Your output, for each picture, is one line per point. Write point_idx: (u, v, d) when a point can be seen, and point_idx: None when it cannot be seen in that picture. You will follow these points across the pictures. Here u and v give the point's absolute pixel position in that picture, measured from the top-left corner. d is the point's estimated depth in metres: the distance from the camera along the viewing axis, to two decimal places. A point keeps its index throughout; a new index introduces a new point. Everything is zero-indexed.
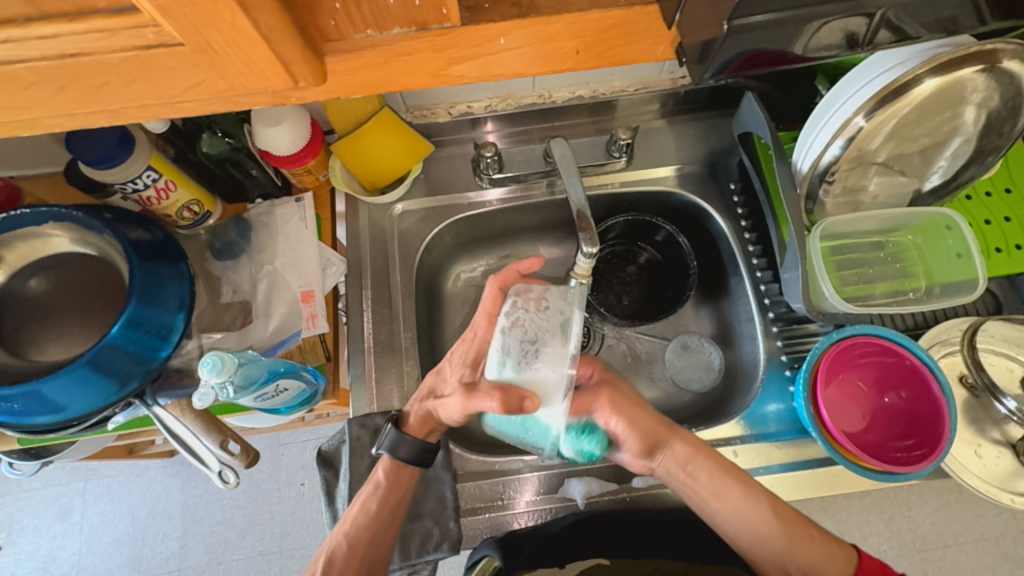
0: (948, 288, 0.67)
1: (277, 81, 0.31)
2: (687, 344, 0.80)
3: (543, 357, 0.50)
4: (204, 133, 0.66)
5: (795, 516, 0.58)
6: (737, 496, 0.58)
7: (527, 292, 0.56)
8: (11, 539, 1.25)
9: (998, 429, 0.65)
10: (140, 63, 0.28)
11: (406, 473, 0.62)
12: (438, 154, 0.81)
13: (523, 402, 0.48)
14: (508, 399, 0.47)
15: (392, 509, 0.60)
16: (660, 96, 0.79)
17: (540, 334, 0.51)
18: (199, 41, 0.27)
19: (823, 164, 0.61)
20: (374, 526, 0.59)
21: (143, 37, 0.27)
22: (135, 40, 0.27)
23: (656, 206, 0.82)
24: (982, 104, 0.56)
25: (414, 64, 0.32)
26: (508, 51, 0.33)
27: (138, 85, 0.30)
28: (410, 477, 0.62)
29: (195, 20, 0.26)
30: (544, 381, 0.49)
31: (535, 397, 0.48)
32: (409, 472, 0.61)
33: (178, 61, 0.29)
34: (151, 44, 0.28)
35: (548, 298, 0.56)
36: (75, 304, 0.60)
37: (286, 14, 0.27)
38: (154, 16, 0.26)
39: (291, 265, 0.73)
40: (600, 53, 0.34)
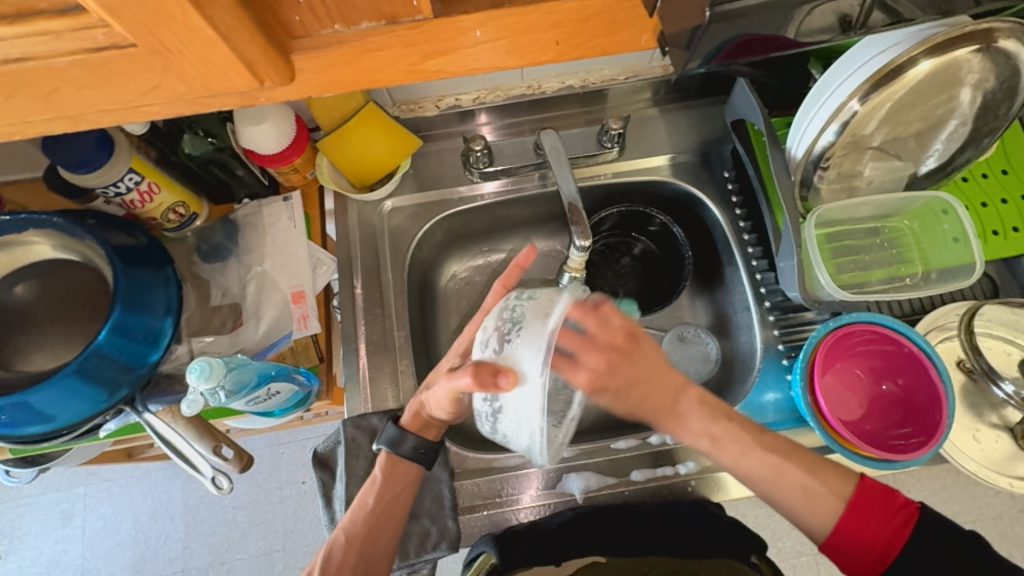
0: (945, 273, 0.66)
1: (240, 82, 0.30)
2: (684, 336, 0.79)
3: (522, 339, 0.49)
4: (185, 134, 0.65)
5: (800, 461, 0.54)
6: (738, 451, 0.55)
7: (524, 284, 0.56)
8: (14, 545, 1.25)
9: (996, 413, 0.65)
10: (94, 67, 0.27)
11: (402, 470, 0.61)
12: (427, 149, 0.79)
13: (497, 383, 0.46)
14: (483, 381, 0.46)
15: (388, 501, 0.59)
16: (651, 84, 0.77)
17: (523, 319, 0.50)
18: (152, 41, 0.26)
19: (817, 151, 0.60)
20: (371, 520, 0.58)
21: (94, 39, 0.26)
22: (85, 42, 0.26)
23: (650, 196, 0.81)
24: (978, 85, 0.55)
25: (386, 60, 0.31)
26: (483, 44, 0.32)
27: (91, 90, 0.29)
28: (409, 472, 0.61)
29: (146, 19, 0.25)
30: (521, 364, 0.48)
31: (510, 373, 0.47)
32: (406, 468, 0.61)
33: (133, 64, 0.28)
34: (102, 45, 0.26)
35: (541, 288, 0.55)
36: (60, 312, 0.59)
37: (243, 10, 0.26)
38: (102, 16, 0.25)
39: (280, 266, 0.72)
40: (578, 44, 0.33)
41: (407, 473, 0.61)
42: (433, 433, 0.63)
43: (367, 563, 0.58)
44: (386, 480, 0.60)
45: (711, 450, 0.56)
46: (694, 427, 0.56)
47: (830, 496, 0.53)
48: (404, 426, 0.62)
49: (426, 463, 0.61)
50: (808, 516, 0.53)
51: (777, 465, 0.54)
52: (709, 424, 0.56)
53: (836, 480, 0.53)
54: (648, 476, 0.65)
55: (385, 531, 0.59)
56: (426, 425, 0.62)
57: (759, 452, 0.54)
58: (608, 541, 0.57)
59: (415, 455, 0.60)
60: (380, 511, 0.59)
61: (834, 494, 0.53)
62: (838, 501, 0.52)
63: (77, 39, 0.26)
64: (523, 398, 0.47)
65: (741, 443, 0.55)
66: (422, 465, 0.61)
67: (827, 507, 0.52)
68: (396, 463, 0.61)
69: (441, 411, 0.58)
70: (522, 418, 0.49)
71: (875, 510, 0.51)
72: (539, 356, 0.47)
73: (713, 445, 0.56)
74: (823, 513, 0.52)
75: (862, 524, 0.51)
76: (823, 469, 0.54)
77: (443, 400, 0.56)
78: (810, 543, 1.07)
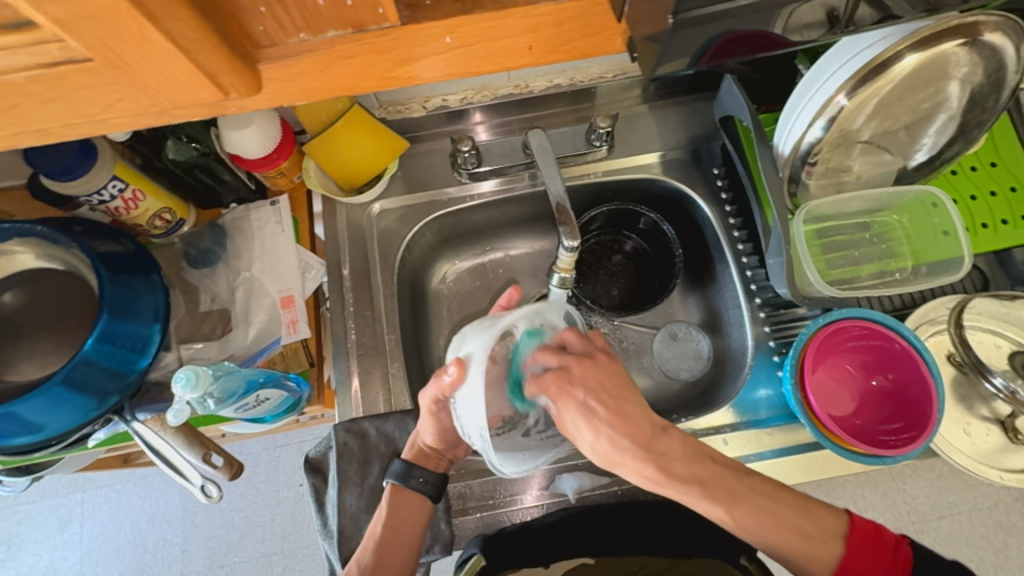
0: (934, 267, 0.66)
1: (205, 93, 0.29)
2: (676, 333, 0.80)
3: (474, 338, 0.52)
4: (168, 140, 0.64)
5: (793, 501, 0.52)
6: (728, 496, 0.50)
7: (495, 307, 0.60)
8: (12, 552, 1.24)
9: (986, 406, 0.65)
10: (55, 81, 0.27)
11: (409, 501, 0.60)
12: (415, 150, 0.79)
13: (448, 373, 0.51)
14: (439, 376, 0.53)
15: (394, 532, 0.58)
16: (640, 81, 0.77)
17: (477, 324, 0.55)
18: (110, 55, 0.26)
19: (805, 146, 0.60)
20: (379, 549, 0.58)
21: (49, 54, 0.25)
22: (39, 57, 0.26)
23: (640, 194, 0.81)
24: (966, 78, 0.55)
25: (357, 68, 0.31)
26: (456, 49, 0.31)
27: (53, 104, 0.28)
28: (416, 505, 0.60)
29: (103, 34, 0.24)
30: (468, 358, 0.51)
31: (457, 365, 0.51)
32: (415, 502, 0.60)
33: (94, 78, 0.27)
34: (57, 60, 0.26)
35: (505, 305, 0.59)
36: (45, 322, 0.59)
37: (204, 22, 0.26)
38: (55, 31, 0.24)
39: (269, 270, 0.72)
40: (555, 48, 0.33)
41: (414, 505, 0.60)
42: (434, 464, 0.62)
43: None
44: (392, 512, 0.59)
45: (698, 498, 0.51)
46: (678, 470, 0.51)
47: (827, 540, 0.51)
48: (410, 459, 0.61)
49: (433, 496, 0.60)
50: (812, 565, 0.50)
51: (770, 509, 0.51)
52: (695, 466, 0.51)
53: (832, 525, 0.51)
54: None
55: (395, 559, 0.58)
56: (425, 456, 0.62)
57: (749, 496, 0.51)
58: (602, 539, 0.57)
59: (421, 487, 0.60)
60: (389, 539, 0.58)
61: (829, 541, 0.51)
62: (834, 549, 0.50)
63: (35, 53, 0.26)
64: (468, 393, 0.50)
65: (728, 485, 0.51)
66: (428, 497, 0.60)
67: (825, 550, 0.50)
68: (402, 494, 0.60)
69: (430, 435, 0.60)
70: (469, 413, 0.50)
71: (874, 551, 0.50)
72: (483, 347, 0.51)
73: (702, 493, 0.51)
74: (823, 561, 0.50)
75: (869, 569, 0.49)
76: (817, 512, 0.52)
77: (425, 417, 0.59)
78: None
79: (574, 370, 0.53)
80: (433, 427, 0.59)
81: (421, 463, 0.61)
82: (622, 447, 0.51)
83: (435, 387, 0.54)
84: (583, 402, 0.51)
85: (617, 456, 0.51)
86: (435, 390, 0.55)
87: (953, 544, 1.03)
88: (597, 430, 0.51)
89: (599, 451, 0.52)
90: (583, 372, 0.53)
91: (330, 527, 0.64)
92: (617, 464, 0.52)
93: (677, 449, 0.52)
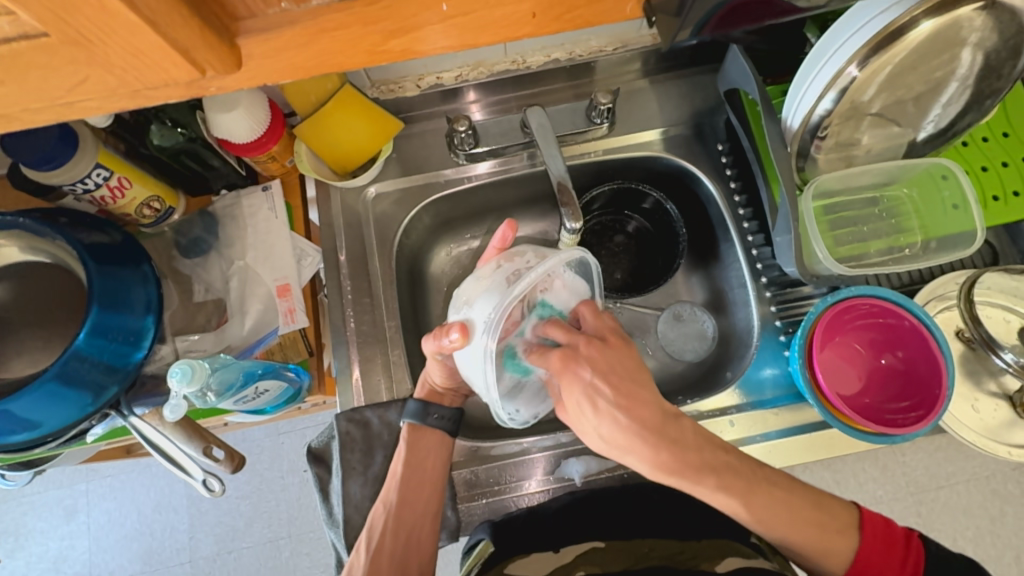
0: (944, 243, 0.64)
1: (179, 73, 0.28)
2: (680, 314, 0.78)
3: (480, 301, 0.53)
4: (152, 125, 0.61)
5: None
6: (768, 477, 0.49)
7: (515, 259, 0.57)
8: (20, 543, 1.25)
9: (995, 380, 0.64)
10: (7, 61, 0.25)
11: (428, 438, 0.61)
12: (409, 131, 0.76)
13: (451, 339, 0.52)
14: (439, 337, 0.53)
15: (417, 469, 0.59)
16: (640, 54, 0.74)
17: (488, 282, 0.54)
18: (68, 30, 0.24)
19: (814, 119, 0.57)
20: (404, 489, 0.58)
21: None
22: None
23: (642, 171, 0.79)
24: (980, 44, 0.52)
25: (344, 42, 0.29)
26: (451, 19, 0.29)
27: (10, 87, 0.27)
28: (435, 441, 0.61)
29: (56, 4, 0.23)
30: (472, 322, 0.52)
31: (462, 332, 0.51)
32: (434, 438, 0.61)
33: (51, 56, 0.25)
34: (11, 37, 0.25)
35: (519, 253, 0.58)
36: (34, 315, 0.57)
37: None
38: (3, 2, 0.23)
39: (263, 259, 0.70)
40: (560, 15, 0.30)
41: (433, 443, 0.61)
42: (449, 401, 0.63)
43: (408, 530, 0.57)
44: (411, 451, 0.59)
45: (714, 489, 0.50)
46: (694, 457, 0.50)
47: (843, 534, 0.50)
48: (423, 398, 0.62)
49: (451, 431, 0.61)
50: (826, 558, 0.50)
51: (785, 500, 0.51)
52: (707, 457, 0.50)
53: (845, 517, 0.51)
54: None
55: (421, 495, 0.59)
56: (438, 395, 0.63)
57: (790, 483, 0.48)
58: (609, 527, 0.56)
59: (438, 423, 0.60)
60: (412, 478, 0.59)
61: (845, 532, 0.50)
62: (851, 539, 0.50)
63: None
64: (475, 355, 0.51)
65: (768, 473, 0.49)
66: (447, 433, 0.61)
67: (841, 543, 0.50)
68: (420, 433, 0.60)
69: (438, 376, 0.60)
70: (477, 376, 0.53)
71: (886, 545, 0.49)
72: (490, 312, 0.51)
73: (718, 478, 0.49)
74: (840, 554, 0.50)
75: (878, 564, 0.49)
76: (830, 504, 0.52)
77: (430, 362, 0.59)
78: None
79: (581, 349, 0.51)
80: (439, 371, 0.59)
81: (434, 401, 0.62)
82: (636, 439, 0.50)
83: (432, 350, 0.55)
84: (589, 383, 0.50)
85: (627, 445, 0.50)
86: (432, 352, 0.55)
87: (951, 513, 1.04)
88: (606, 406, 0.50)
89: (601, 441, 0.51)
90: (592, 352, 0.51)
91: (336, 515, 0.64)
92: (624, 450, 0.50)
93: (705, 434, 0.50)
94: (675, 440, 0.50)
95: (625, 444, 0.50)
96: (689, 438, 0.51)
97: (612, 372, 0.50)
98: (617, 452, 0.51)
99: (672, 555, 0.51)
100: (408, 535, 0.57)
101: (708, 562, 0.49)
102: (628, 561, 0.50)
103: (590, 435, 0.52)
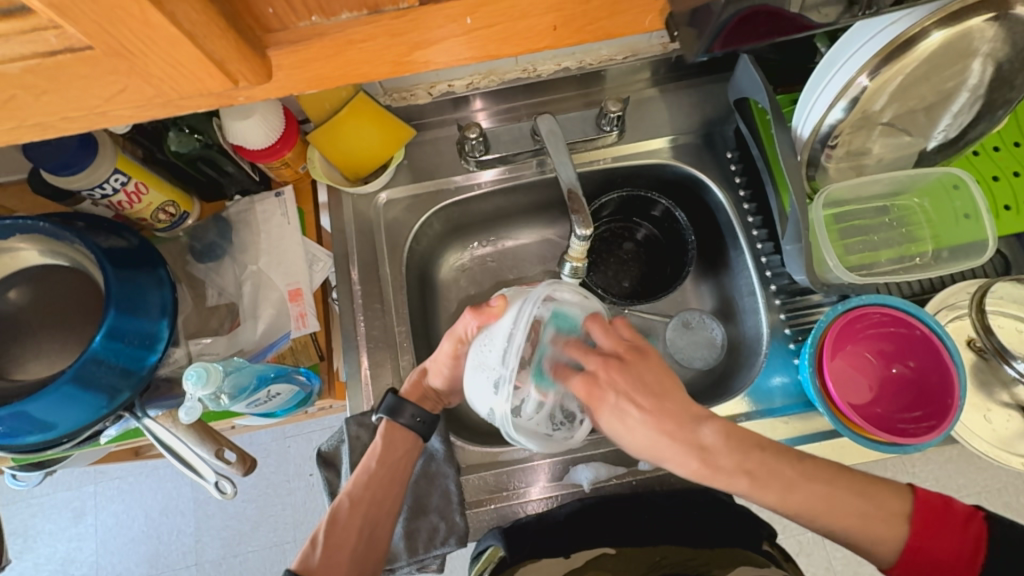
0: (956, 252, 0.64)
1: (212, 83, 0.29)
2: (687, 322, 0.78)
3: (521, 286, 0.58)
4: (170, 131, 0.62)
5: (856, 485, 0.49)
6: (780, 485, 0.49)
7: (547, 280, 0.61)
8: (28, 544, 1.26)
9: (1007, 391, 0.64)
10: (50, 71, 0.26)
11: (402, 438, 0.62)
12: (421, 138, 0.77)
13: (490, 307, 0.55)
14: (479, 310, 0.56)
15: (389, 467, 0.60)
16: (650, 63, 0.75)
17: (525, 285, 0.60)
18: (110, 42, 0.25)
19: (825, 129, 0.57)
20: (374, 484, 0.59)
21: (46, 42, 0.25)
22: (37, 45, 0.25)
23: (651, 179, 0.79)
24: (991, 55, 0.53)
25: (372, 53, 0.30)
26: (475, 31, 0.30)
27: (50, 97, 0.28)
28: (408, 441, 0.62)
29: (99, 17, 0.23)
30: (513, 296, 0.56)
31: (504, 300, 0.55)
32: (407, 437, 0.62)
33: (92, 68, 0.26)
34: (56, 48, 0.25)
35: None
36: (52, 317, 0.58)
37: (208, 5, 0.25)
38: (51, 16, 0.23)
39: (276, 264, 0.71)
40: (580, 27, 0.31)
41: (406, 442, 0.62)
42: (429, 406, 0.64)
43: (371, 526, 0.58)
44: (386, 448, 0.60)
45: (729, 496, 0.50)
46: (725, 462, 0.49)
47: (892, 520, 0.49)
48: (403, 395, 0.63)
49: (424, 434, 0.62)
50: (877, 547, 0.49)
51: (827, 494, 0.49)
52: (740, 458, 0.49)
53: (895, 504, 0.49)
54: (656, 465, 0.64)
55: (387, 494, 0.59)
56: (423, 397, 0.64)
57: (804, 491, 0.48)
58: (619, 532, 0.56)
59: (412, 423, 0.61)
60: (384, 476, 0.59)
61: (893, 520, 0.49)
62: (901, 527, 0.48)
63: (29, 41, 0.25)
64: (503, 325, 0.54)
65: (781, 481, 0.49)
66: (421, 436, 0.62)
67: (889, 532, 0.48)
68: (393, 431, 0.61)
69: (439, 378, 0.62)
70: (491, 354, 0.53)
71: (943, 527, 0.48)
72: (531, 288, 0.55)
73: (751, 483, 0.49)
74: (888, 538, 0.48)
75: (934, 547, 0.47)
76: (878, 495, 0.50)
77: (444, 360, 0.60)
78: None
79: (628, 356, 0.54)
80: (448, 371, 0.61)
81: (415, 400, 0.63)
82: (665, 443, 0.51)
83: (463, 326, 0.57)
84: (616, 401, 0.52)
85: (659, 449, 0.51)
86: (462, 330, 0.58)
87: None
88: (639, 412, 0.51)
89: (640, 447, 0.52)
90: (635, 359, 0.54)
91: None
92: (664, 456, 0.51)
93: (718, 443, 0.50)
94: (707, 440, 0.49)
95: (670, 445, 0.50)
96: (711, 447, 0.50)
97: (636, 386, 0.52)
98: (658, 457, 0.51)
99: (684, 561, 0.52)
100: (369, 533, 0.57)
101: (721, 568, 0.50)
102: (640, 570, 0.52)
103: (628, 439, 0.52)
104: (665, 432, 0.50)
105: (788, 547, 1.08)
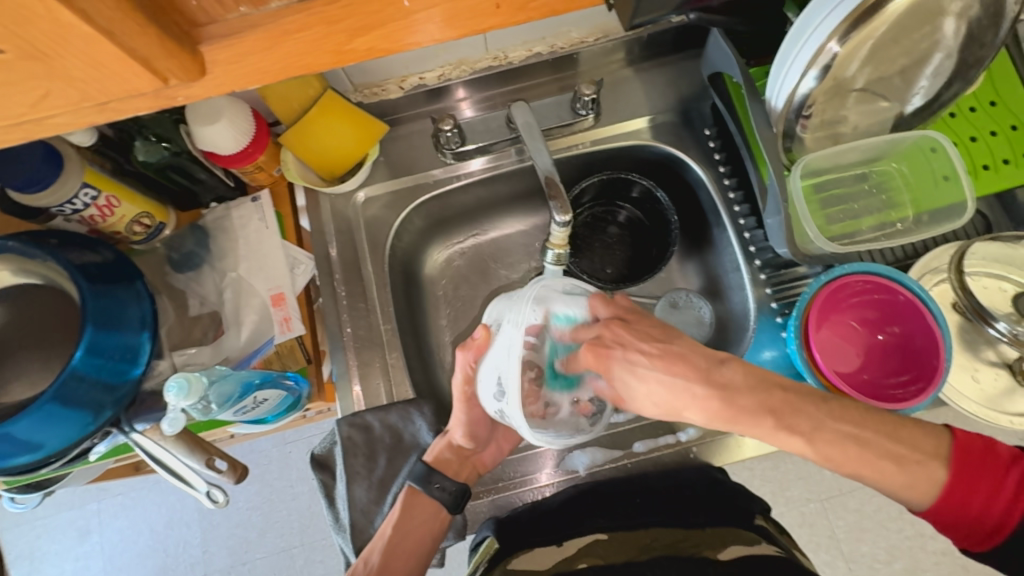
0: (936, 215, 0.65)
1: (143, 82, 0.28)
2: (676, 302, 0.76)
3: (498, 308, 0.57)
4: (136, 141, 0.61)
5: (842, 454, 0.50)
6: None
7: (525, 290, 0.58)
8: (36, 566, 1.26)
9: (993, 349, 0.64)
10: None
11: (424, 507, 0.60)
12: (396, 133, 0.76)
13: (476, 340, 0.55)
14: (469, 345, 0.56)
15: (406, 530, 0.58)
16: (623, 43, 0.74)
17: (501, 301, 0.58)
18: (25, 45, 0.24)
19: (798, 99, 0.56)
20: (388, 550, 0.56)
21: None
22: None
23: (631, 162, 0.79)
24: (959, 13, 0.52)
25: (310, 42, 0.30)
26: (417, 14, 0.29)
27: None
28: (428, 511, 0.59)
29: (6, 18, 0.23)
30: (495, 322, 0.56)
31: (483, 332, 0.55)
32: (429, 508, 0.59)
33: (12, 71, 0.26)
34: None
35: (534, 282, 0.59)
36: (30, 338, 0.57)
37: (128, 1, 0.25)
38: None
39: (257, 269, 0.70)
40: (523, 5, 0.30)
41: (428, 512, 0.59)
42: (455, 472, 0.62)
43: None
44: (405, 512, 0.59)
45: None
46: None
47: (925, 465, 0.47)
48: (431, 463, 0.61)
49: (449, 505, 0.59)
50: (910, 491, 0.47)
51: (855, 433, 0.48)
52: (763, 397, 0.49)
53: (930, 447, 0.47)
54: (651, 446, 0.65)
55: (404, 561, 0.57)
56: (449, 464, 0.62)
57: None
58: (615, 517, 0.56)
59: (439, 493, 0.59)
60: (400, 542, 0.57)
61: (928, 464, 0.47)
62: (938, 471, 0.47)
63: None
64: (496, 351, 0.53)
65: None
66: (447, 506, 0.59)
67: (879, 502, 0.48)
68: (417, 498, 0.60)
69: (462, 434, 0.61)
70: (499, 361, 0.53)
71: (981, 472, 0.46)
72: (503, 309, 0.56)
73: None
74: (922, 487, 0.47)
75: (970, 490, 0.46)
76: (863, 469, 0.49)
77: (459, 406, 0.60)
78: (817, 490, 1.08)
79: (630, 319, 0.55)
80: (465, 418, 0.60)
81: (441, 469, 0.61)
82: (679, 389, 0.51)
83: (462, 367, 0.57)
84: (626, 356, 0.53)
85: (677, 401, 0.51)
86: (463, 371, 0.57)
87: None
88: (650, 369, 0.52)
89: (660, 400, 0.52)
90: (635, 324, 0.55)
91: (341, 520, 0.64)
92: (679, 408, 0.51)
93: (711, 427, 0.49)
94: None
95: (682, 397, 0.51)
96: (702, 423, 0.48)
97: (644, 340, 0.53)
98: (675, 410, 0.52)
99: (674, 543, 0.51)
100: None
101: (710, 549, 0.49)
102: (629, 553, 0.50)
103: (652, 393, 0.52)
104: (676, 381, 0.51)
105: (791, 519, 1.08)
